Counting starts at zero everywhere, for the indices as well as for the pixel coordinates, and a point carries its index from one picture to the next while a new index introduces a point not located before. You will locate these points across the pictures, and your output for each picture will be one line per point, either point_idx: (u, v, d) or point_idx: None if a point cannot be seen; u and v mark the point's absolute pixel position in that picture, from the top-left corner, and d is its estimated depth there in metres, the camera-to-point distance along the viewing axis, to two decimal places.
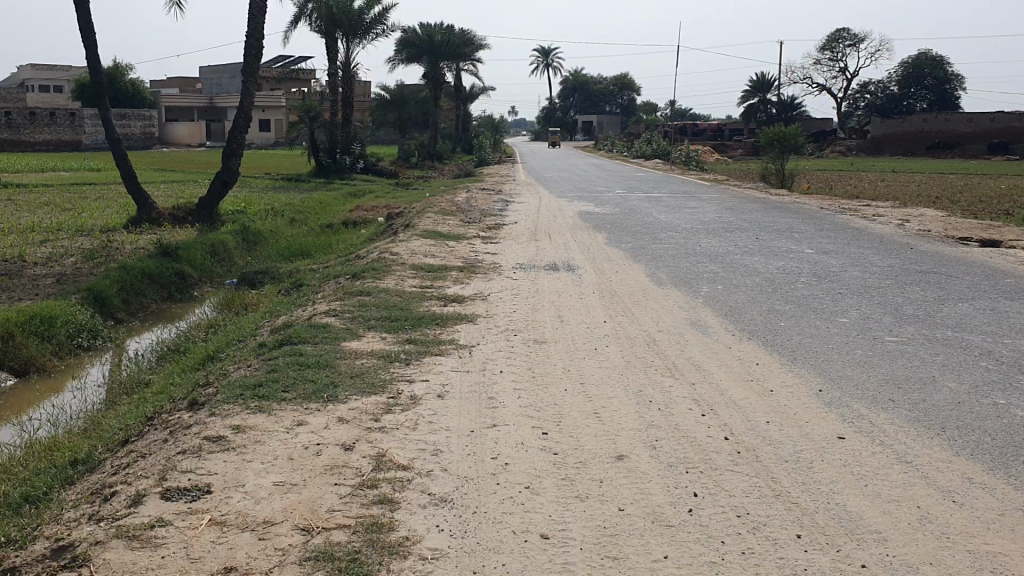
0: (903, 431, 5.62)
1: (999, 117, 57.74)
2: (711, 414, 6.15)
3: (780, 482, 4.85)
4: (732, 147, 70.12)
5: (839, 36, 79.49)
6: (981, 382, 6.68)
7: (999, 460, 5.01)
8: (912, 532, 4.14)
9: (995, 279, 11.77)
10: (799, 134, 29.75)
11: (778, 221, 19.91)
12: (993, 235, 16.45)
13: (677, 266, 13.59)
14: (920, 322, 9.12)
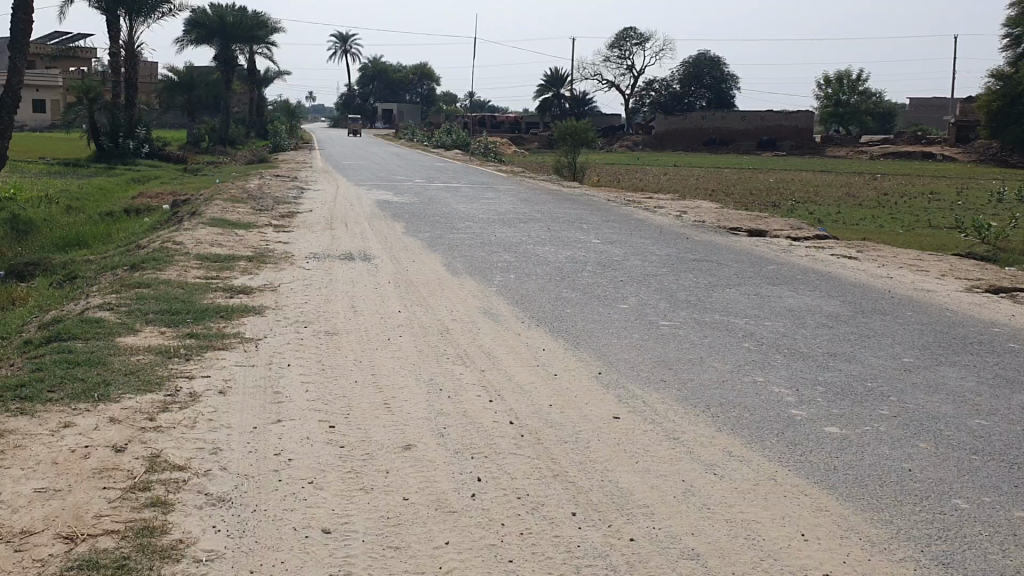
0: (672, 409, 5.97)
1: (768, 116, 63.13)
2: (497, 400, 6.27)
3: (559, 463, 5.02)
4: (529, 140, 71.83)
5: (627, 35, 83.38)
6: (744, 362, 7.20)
7: (756, 434, 5.41)
8: (677, 505, 4.40)
9: (759, 266, 12.73)
10: (590, 128, 30.94)
11: (568, 212, 20.58)
12: (760, 226, 17.73)
13: (472, 256, 13.75)
14: (692, 307, 9.71)
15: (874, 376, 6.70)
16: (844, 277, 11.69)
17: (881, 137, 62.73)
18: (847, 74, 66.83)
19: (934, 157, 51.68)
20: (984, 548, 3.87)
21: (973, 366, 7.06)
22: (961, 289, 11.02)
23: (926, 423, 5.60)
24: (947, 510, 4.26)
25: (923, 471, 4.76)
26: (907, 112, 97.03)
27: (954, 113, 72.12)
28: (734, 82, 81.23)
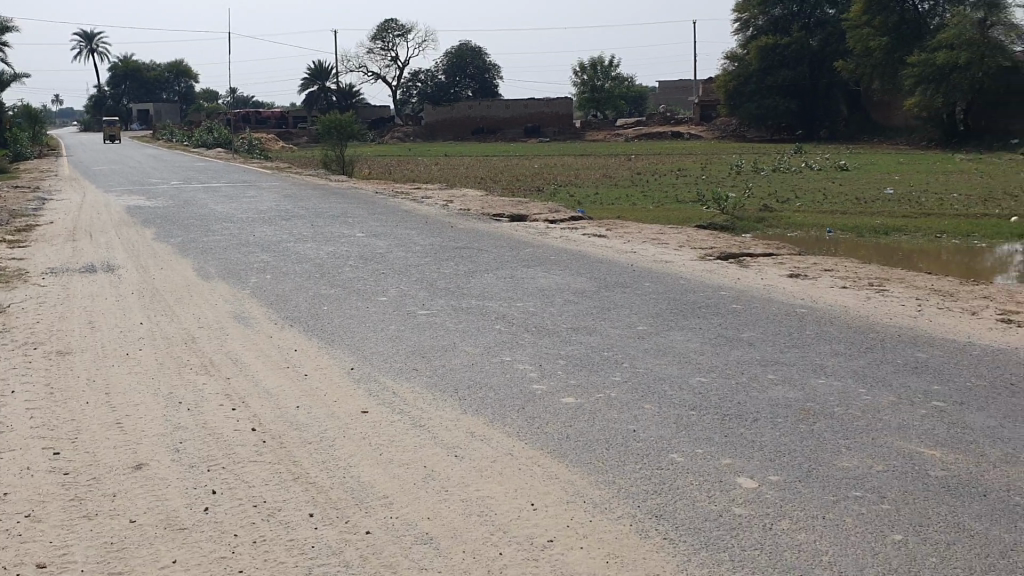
0: (418, 397, 6.03)
1: (531, 103, 65.00)
2: (242, 407, 6.07)
3: (300, 465, 4.93)
4: (297, 135, 70.12)
5: (389, 27, 83.04)
6: (494, 343, 7.39)
7: (498, 412, 5.56)
8: (413, 492, 4.44)
9: (516, 249, 13.11)
10: (354, 122, 30.66)
11: (332, 206, 20.32)
12: (521, 210, 18.26)
13: (228, 258, 13.26)
14: (450, 294, 9.86)
15: (613, 345, 7.08)
16: (594, 255, 12.26)
17: (635, 120, 66.14)
18: (600, 61, 69.94)
19: (681, 135, 55.15)
20: (693, 496, 4.17)
21: (700, 328, 7.62)
22: (697, 258, 11.84)
23: (654, 384, 5.97)
24: (665, 464, 4.57)
25: (647, 430, 5.08)
26: (657, 94, 103.05)
27: (698, 95, 77.29)
28: (496, 71, 82.85)
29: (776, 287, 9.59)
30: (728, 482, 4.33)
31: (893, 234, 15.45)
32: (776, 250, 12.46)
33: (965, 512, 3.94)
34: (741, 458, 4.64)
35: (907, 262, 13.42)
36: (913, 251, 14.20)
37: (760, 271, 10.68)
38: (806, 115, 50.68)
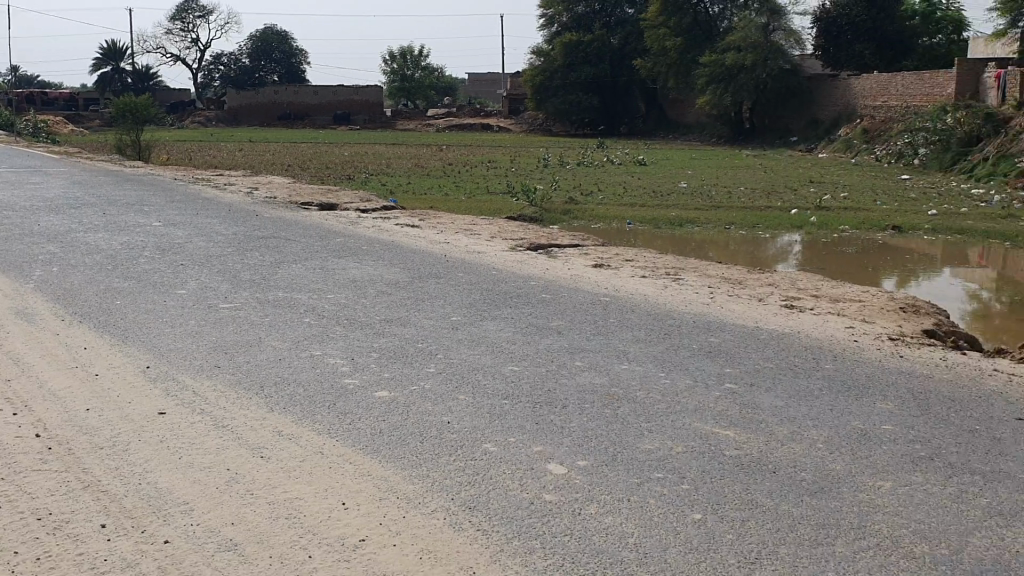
0: (222, 395, 5.77)
1: (340, 90, 63.87)
2: (24, 412, 5.59)
3: (91, 473, 4.59)
4: (87, 118, 65.73)
5: (188, 7, 79.26)
6: (302, 337, 7.18)
7: (308, 409, 5.40)
8: (217, 496, 4.24)
9: (325, 239, 12.82)
10: (151, 105, 29.05)
11: (127, 194, 19.14)
12: (331, 199, 17.88)
13: (7, 249, 12.21)
14: (255, 286, 9.49)
15: (425, 336, 7.04)
16: (405, 245, 12.17)
17: (446, 110, 66.33)
18: (410, 50, 69.60)
19: (491, 126, 55.80)
20: (506, 486, 4.21)
21: (511, 318, 7.71)
22: (507, 248, 11.99)
23: (467, 375, 5.99)
24: (478, 454, 4.59)
25: (460, 421, 5.08)
26: (466, 85, 103.65)
27: (506, 87, 78.45)
28: (303, 56, 80.73)
29: (582, 277, 9.84)
30: (539, 469, 4.40)
31: (688, 226, 16.26)
32: (582, 240, 12.81)
33: (757, 490, 4.17)
34: (551, 445, 4.72)
35: (700, 251, 14.22)
36: (705, 241, 15.00)
37: (567, 262, 10.93)
38: (609, 110, 52.54)
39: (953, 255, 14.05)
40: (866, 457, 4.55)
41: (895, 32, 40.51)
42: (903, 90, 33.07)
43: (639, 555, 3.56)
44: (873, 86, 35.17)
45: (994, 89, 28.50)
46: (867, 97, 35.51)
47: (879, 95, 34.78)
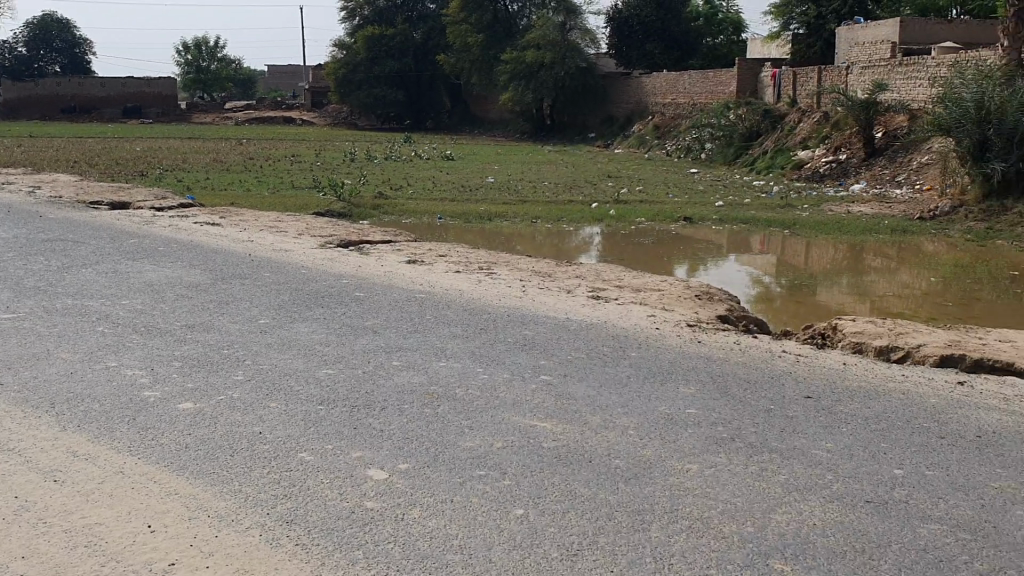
0: (7, 415, 5.30)
1: (130, 82, 60.14)
2: None
3: None
4: None
5: None
6: (97, 348, 6.70)
7: (105, 426, 5.04)
8: (5, 528, 3.87)
9: (118, 240, 12.06)
10: None
11: None
12: (124, 197, 16.85)
13: None
14: (40, 294, 8.79)
15: (232, 342, 6.74)
16: (207, 245, 11.63)
17: (246, 104, 64.10)
18: (204, 40, 66.65)
19: (294, 120, 54.42)
20: (324, 496, 4.08)
21: (322, 318, 7.52)
22: (315, 246, 11.69)
23: (278, 382, 5.77)
24: (294, 465, 4.43)
25: (273, 431, 4.89)
26: (266, 77, 100.48)
27: (307, 80, 76.72)
28: (87, 46, 75.65)
29: (393, 274, 9.74)
30: (357, 476, 4.30)
31: (495, 220, 16.46)
32: (392, 236, 12.69)
33: (575, 480, 4.21)
34: (370, 450, 4.63)
35: (507, 244, 14.44)
36: (513, 235, 15.24)
37: (377, 259, 10.80)
38: (414, 105, 52.48)
39: (739, 243, 14.97)
40: (675, 441, 4.67)
41: (681, 32, 42.64)
42: (690, 88, 34.52)
43: (463, 557, 3.53)
44: (663, 84, 36.61)
45: (770, 87, 30.23)
46: (658, 95, 36.91)
47: (668, 93, 36.18)
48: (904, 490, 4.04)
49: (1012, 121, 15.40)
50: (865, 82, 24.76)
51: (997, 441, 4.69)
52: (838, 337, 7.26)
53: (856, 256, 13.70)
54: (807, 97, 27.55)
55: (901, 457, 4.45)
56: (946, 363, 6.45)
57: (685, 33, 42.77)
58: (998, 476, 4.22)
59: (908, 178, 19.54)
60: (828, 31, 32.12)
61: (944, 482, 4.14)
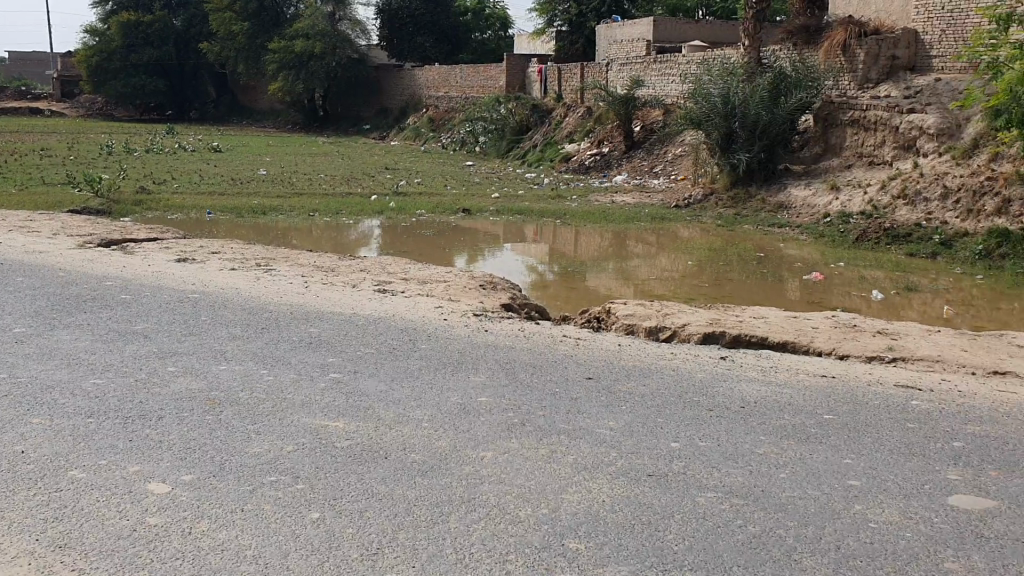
0: None
1: None
2: None
3: None
4: None
5: None
6: None
7: None
8: None
9: None
10: None
11: None
12: None
13: None
14: None
15: None
16: None
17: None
18: None
19: (41, 110, 50.21)
20: (99, 516, 3.80)
21: (87, 325, 6.99)
22: (73, 246, 10.84)
23: (39, 395, 5.31)
24: (63, 485, 4.09)
25: (37, 449, 4.50)
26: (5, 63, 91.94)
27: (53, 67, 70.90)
28: None
29: (164, 274, 9.22)
30: (137, 492, 4.04)
31: (270, 214, 15.95)
32: (161, 233, 11.99)
33: (370, 477, 4.15)
34: (149, 463, 4.36)
35: (284, 239, 14.05)
36: (288, 229, 14.83)
37: (145, 258, 10.18)
38: (177, 95, 49.88)
39: (514, 234, 15.34)
40: (467, 430, 4.71)
41: (451, 26, 43.07)
42: (461, 82, 34.89)
43: (258, 567, 3.39)
44: (435, 78, 36.82)
45: (538, 81, 31.12)
46: (431, 88, 37.11)
47: (441, 85, 36.43)
48: (682, 463, 4.29)
49: (754, 115, 16.72)
50: (625, 79, 26.04)
51: (758, 411, 5.08)
52: (612, 320, 7.62)
53: (622, 243, 14.40)
54: (572, 92, 28.65)
55: (677, 432, 4.72)
56: (708, 339, 6.93)
57: (454, 27, 43.23)
58: (762, 442, 4.57)
59: (666, 168, 20.77)
60: (590, 29, 33.51)
61: (717, 452, 4.44)
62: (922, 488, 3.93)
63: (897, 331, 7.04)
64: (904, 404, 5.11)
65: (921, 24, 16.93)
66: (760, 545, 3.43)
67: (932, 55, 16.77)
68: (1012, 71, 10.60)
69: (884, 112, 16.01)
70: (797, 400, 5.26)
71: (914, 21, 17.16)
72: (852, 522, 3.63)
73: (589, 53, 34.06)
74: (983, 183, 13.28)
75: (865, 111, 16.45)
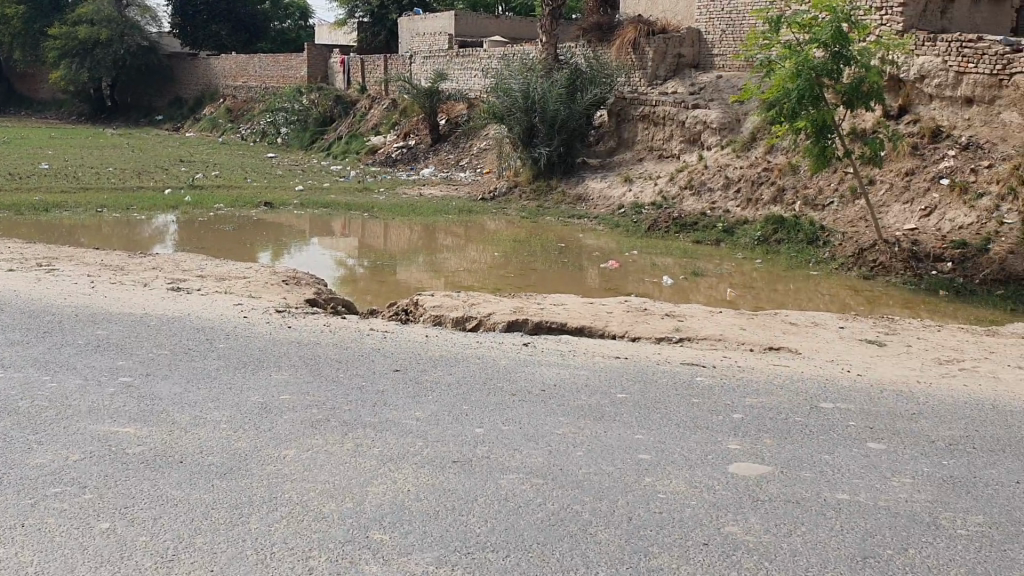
0: None
1: None
2: None
3: None
4: None
5: None
6: None
7: None
8: None
9: None
10: None
11: None
12: None
13: None
14: None
15: None
16: None
17: None
18: None
19: None
20: None
21: None
22: None
23: None
24: None
25: None
26: None
27: None
28: None
29: None
30: None
31: (53, 210, 14.91)
32: None
33: (165, 483, 3.98)
34: None
35: (69, 237, 13.17)
36: (75, 226, 13.93)
37: None
38: None
39: (320, 228, 15.07)
40: (269, 429, 4.60)
41: (248, 14, 41.60)
42: (260, 72, 33.82)
43: None
44: (232, 67, 35.51)
45: (340, 72, 30.64)
46: (229, 78, 35.77)
47: (239, 75, 35.18)
48: (485, 448, 4.38)
49: (553, 111, 17.20)
50: (427, 71, 26.08)
51: (557, 393, 5.27)
52: (419, 311, 7.65)
53: (430, 236, 14.46)
54: (375, 84, 28.43)
55: (480, 418, 4.81)
56: (511, 327, 7.10)
57: (251, 15, 41.86)
58: (561, 423, 4.74)
59: (471, 162, 21.01)
60: (391, 21, 33.27)
61: (518, 434, 4.57)
62: (706, 459, 4.20)
63: (684, 313, 7.48)
64: (690, 380, 5.44)
65: (704, 24, 17.97)
66: (559, 522, 3.57)
67: (714, 54, 17.83)
68: (782, 69, 11.45)
69: (672, 107, 16.87)
70: (594, 381, 5.50)
71: (697, 22, 18.17)
72: (643, 494, 3.84)
73: (391, 45, 33.83)
74: (760, 174, 14.28)
75: (654, 107, 17.28)
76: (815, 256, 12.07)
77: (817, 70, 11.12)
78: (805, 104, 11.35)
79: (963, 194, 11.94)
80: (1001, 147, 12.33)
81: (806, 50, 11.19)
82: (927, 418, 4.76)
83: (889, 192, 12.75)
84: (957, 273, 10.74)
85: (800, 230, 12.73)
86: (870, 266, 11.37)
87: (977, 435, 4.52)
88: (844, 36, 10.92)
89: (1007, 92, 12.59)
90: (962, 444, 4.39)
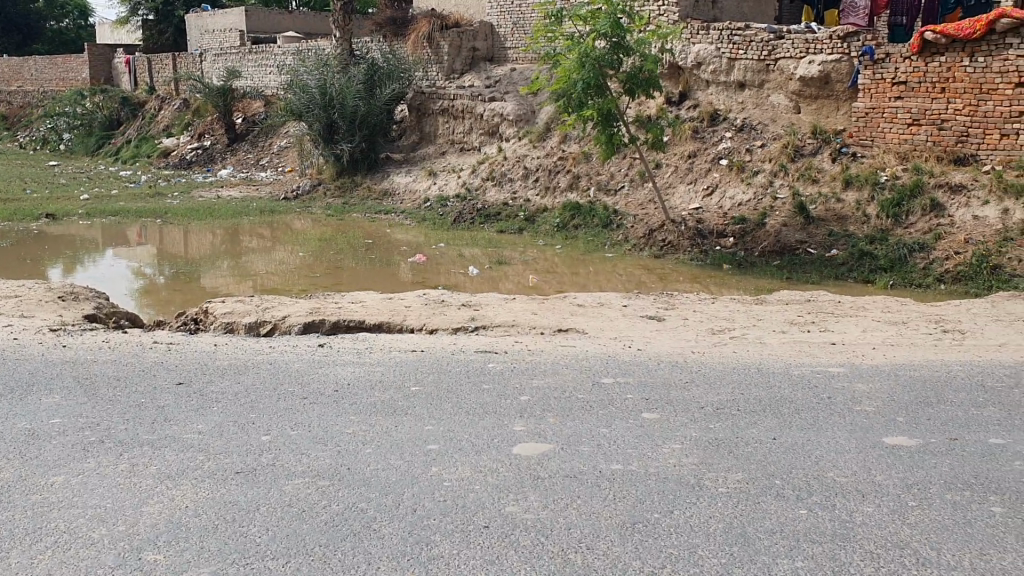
0: None
1: None
2: None
3: None
4: None
5: None
6: None
7: None
8: None
9: None
10: None
11: None
12: None
13: None
14: None
15: None
16: None
17: None
18: None
19: None
20: None
21: None
22: None
23: None
24: None
25: None
26: None
27: None
28: None
29: None
30: None
31: None
32: None
33: None
34: None
35: None
36: None
37: None
38: None
39: (113, 237, 14.26)
40: (35, 457, 4.33)
41: (16, 14, 38.75)
42: (36, 75, 31.56)
43: None
44: (4, 71, 32.99)
45: (125, 73, 29.08)
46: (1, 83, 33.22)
47: (13, 80, 32.73)
48: (272, 455, 4.29)
49: (351, 107, 17.01)
50: (220, 69, 25.19)
51: (350, 392, 5.24)
52: (210, 320, 7.41)
53: (233, 239, 13.99)
54: (164, 84, 27.18)
55: (268, 425, 4.71)
56: (307, 329, 6.99)
57: (21, 15, 39.11)
58: (350, 422, 4.72)
59: (271, 161, 20.47)
60: (177, 17, 31.83)
61: (305, 438, 4.51)
62: (491, 443, 4.30)
63: (480, 302, 7.61)
64: (481, 367, 5.55)
65: (495, 17, 18.27)
66: (342, 522, 3.56)
67: (507, 47, 18.16)
68: (567, 60, 11.81)
69: (469, 100, 17.06)
70: (386, 377, 5.51)
71: (489, 15, 18.45)
72: (428, 484, 3.89)
73: (179, 43, 32.40)
74: (556, 163, 14.70)
75: (452, 101, 17.42)
76: (610, 239, 12.54)
77: (600, 60, 11.54)
78: (591, 92, 11.76)
79: (740, 173, 12.72)
80: (771, 128, 13.21)
81: (588, 41, 11.60)
82: (697, 385, 5.08)
83: (674, 174, 13.42)
84: (738, 247, 11.42)
85: (596, 215, 13.20)
86: (661, 246, 11.92)
87: (740, 398, 4.85)
88: (621, 26, 11.39)
89: (774, 76, 13.52)
90: (727, 407, 4.70)
